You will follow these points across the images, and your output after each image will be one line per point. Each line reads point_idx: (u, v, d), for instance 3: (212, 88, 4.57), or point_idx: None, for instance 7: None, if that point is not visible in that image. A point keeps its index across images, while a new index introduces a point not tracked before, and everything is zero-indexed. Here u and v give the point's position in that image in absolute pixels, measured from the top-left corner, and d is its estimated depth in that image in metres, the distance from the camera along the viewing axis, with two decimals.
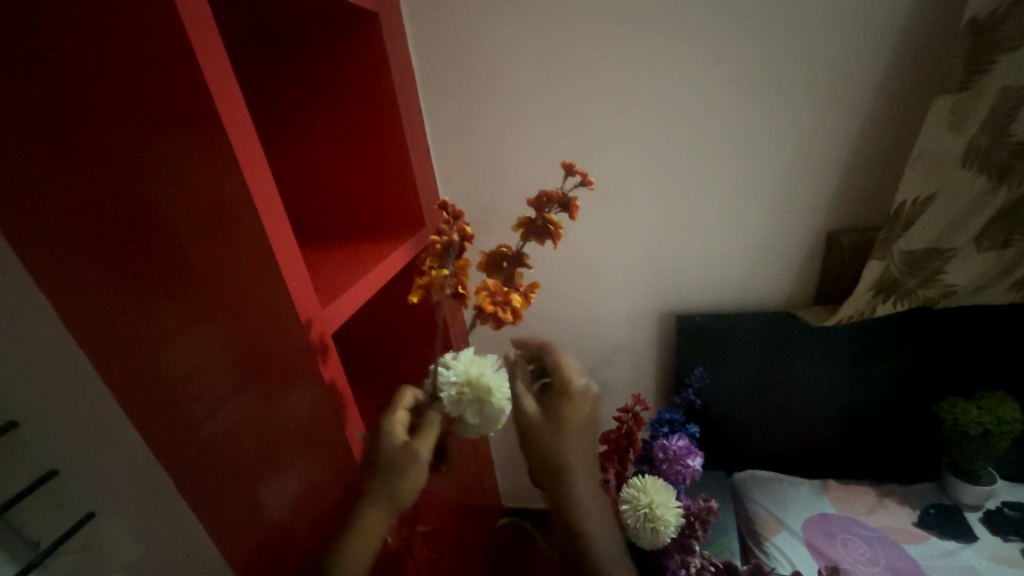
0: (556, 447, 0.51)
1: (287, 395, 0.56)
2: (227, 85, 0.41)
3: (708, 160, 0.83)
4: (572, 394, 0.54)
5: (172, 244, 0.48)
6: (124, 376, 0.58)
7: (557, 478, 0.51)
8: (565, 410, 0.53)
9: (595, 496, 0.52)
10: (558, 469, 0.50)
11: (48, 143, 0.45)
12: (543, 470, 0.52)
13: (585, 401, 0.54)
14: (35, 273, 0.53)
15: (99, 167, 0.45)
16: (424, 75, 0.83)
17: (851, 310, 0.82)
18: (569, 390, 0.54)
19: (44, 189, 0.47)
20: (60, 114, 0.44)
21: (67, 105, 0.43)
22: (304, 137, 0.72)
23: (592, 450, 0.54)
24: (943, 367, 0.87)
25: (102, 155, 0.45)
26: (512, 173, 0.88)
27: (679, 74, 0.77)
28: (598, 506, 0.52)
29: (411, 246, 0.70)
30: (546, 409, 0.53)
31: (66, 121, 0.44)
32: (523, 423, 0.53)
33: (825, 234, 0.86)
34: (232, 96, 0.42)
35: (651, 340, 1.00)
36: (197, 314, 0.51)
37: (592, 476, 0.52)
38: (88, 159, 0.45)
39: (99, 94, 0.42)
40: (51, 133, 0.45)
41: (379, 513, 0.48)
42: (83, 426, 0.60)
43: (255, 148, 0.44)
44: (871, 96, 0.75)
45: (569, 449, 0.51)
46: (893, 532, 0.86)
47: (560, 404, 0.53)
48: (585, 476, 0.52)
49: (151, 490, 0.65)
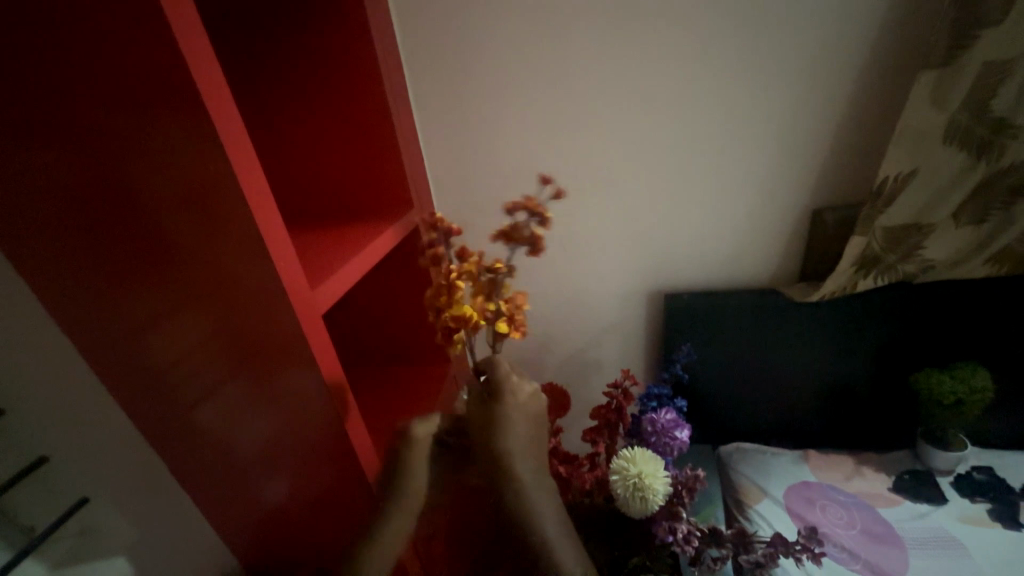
0: (492, 433, 0.55)
1: (279, 380, 0.56)
2: (206, 58, 0.40)
3: (697, 139, 0.82)
4: (508, 386, 0.57)
5: (157, 227, 0.47)
6: (112, 364, 0.57)
7: (496, 464, 0.54)
8: (503, 401, 0.56)
9: (536, 479, 0.54)
10: (496, 453, 0.54)
11: (18, 122, 0.43)
12: (484, 457, 0.55)
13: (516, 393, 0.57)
14: (11, 256, 0.51)
15: (73, 146, 0.44)
16: (409, 51, 0.81)
17: (833, 285, 0.84)
18: (504, 383, 0.57)
19: (15, 170, 0.46)
20: (26, 89, 0.42)
21: (34, 79, 0.41)
22: (287, 115, 0.70)
23: (534, 437, 0.57)
24: (921, 340, 0.90)
25: (75, 133, 0.43)
26: (500, 152, 0.87)
27: (669, 49, 0.76)
28: (543, 490, 0.54)
29: (399, 227, 0.70)
30: (486, 400, 0.56)
31: (33, 96, 0.42)
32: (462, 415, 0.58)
33: (810, 211, 0.87)
34: (211, 70, 0.40)
35: (641, 319, 1.02)
36: (184, 298, 0.51)
37: (532, 459, 0.55)
38: (61, 137, 0.43)
39: (68, 69, 0.40)
40: (20, 111, 0.43)
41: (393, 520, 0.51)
42: (70, 414, 0.59)
43: (237, 125, 0.43)
44: (858, 71, 0.75)
45: (506, 433, 0.55)
46: (870, 498, 0.91)
47: (496, 396, 0.56)
48: (527, 460, 0.55)
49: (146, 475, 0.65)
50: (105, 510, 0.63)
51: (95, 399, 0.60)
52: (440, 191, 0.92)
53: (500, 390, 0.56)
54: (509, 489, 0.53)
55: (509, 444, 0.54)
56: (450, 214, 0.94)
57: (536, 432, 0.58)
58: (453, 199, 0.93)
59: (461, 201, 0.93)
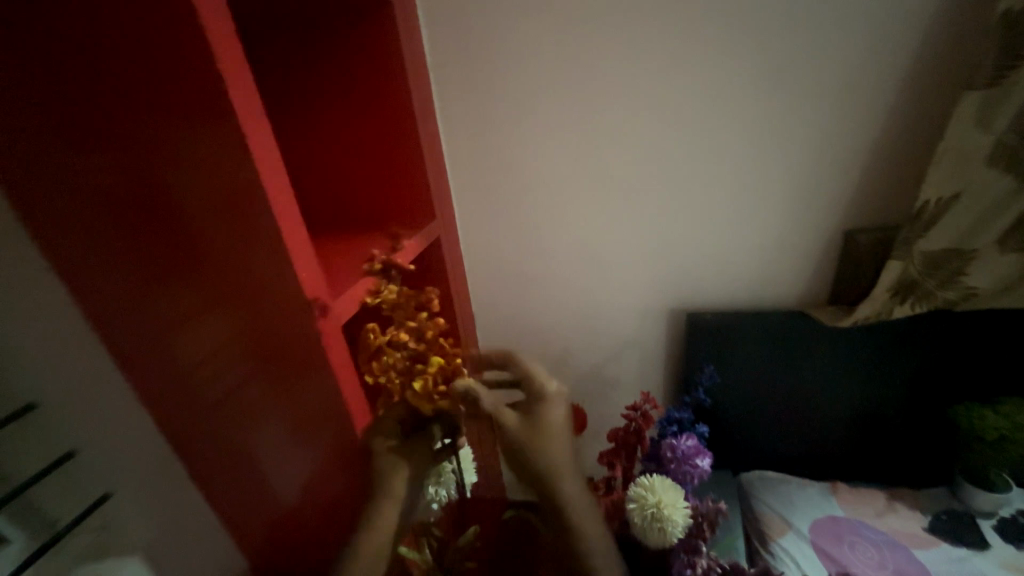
0: (542, 446, 0.55)
1: (297, 386, 0.56)
2: (242, 74, 0.41)
3: (726, 157, 0.81)
4: (549, 399, 0.59)
5: (186, 232, 0.48)
6: (136, 363, 0.59)
7: (544, 477, 0.54)
8: (548, 413, 0.57)
9: (584, 494, 0.55)
10: (549, 463, 0.54)
11: (66, 129, 0.45)
12: (534, 468, 0.54)
13: (556, 402, 0.59)
14: (50, 258, 0.53)
15: (113, 153, 0.45)
16: (435, 64, 0.82)
17: (868, 310, 0.80)
18: (545, 394, 0.59)
19: (58, 174, 0.48)
20: (72, 98, 0.43)
21: (79, 88, 0.43)
22: (317, 126, 0.71)
23: (575, 451, 0.58)
24: (961, 370, 0.85)
25: (115, 141, 0.45)
26: (521, 166, 0.87)
27: (697, 66, 0.76)
28: (586, 501, 0.55)
29: (420, 238, 0.71)
30: (526, 415, 0.57)
31: (78, 104, 0.44)
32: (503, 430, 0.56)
33: (843, 231, 0.84)
34: (246, 87, 0.41)
35: (661, 336, 0.99)
36: (207, 302, 0.52)
37: (575, 473, 0.55)
38: (101, 144, 0.45)
39: (110, 80, 0.42)
40: (65, 119, 0.45)
41: (387, 514, 0.54)
42: (99, 412, 0.60)
43: (267, 138, 0.44)
44: (894, 91, 0.73)
45: (546, 451, 0.55)
46: (903, 537, 0.85)
47: (538, 408, 0.58)
48: (572, 474, 0.55)
49: (161, 476, 0.66)
50: (126, 510, 0.63)
51: (119, 396, 0.61)
52: (461, 201, 0.92)
53: (545, 402, 0.58)
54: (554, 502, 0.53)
55: (556, 454, 0.54)
56: (471, 224, 0.94)
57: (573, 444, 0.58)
58: (475, 211, 0.93)
59: (481, 213, 0.93)
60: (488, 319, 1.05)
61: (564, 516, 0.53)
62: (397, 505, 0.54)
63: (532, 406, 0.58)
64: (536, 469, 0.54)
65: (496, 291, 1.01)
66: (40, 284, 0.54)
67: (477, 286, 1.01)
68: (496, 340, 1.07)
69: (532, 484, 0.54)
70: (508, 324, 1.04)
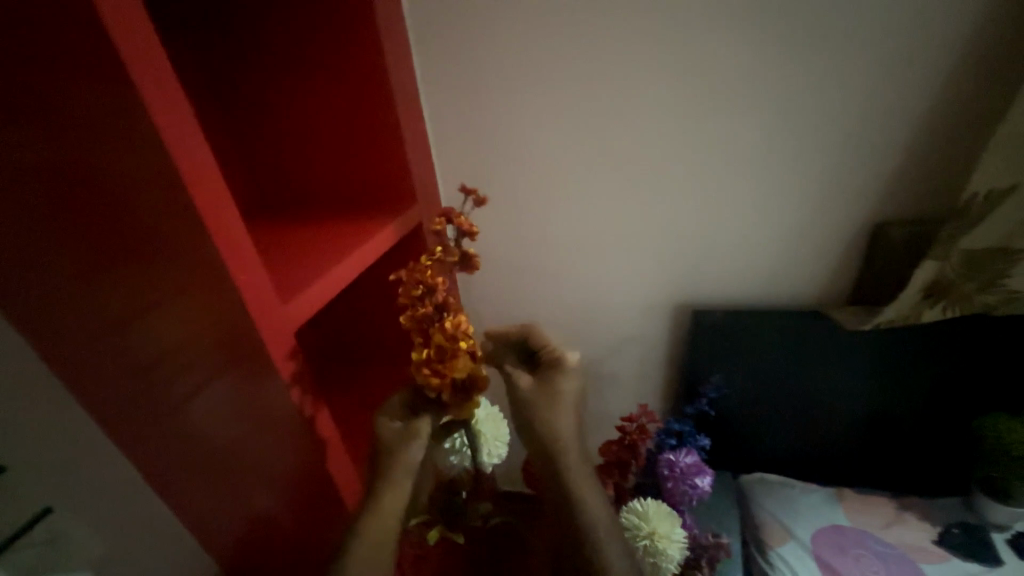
0: (550, 413, 0.51)
1: (260, 392, 0.52)
2: (150, 54, 0.35)
3: (749, 138, 0.71)
4: (566, 365, 0.55)
5: (109, 228, 0.40)
6: (69, 373, 0.51)
7: (551, 454, 0.50)
8: (560, 381, 0.54)
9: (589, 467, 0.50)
10: (556, 424, 0.51)
11: None
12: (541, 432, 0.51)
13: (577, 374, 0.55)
14: None
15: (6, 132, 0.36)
16: (417, 25, 0.71)
17: (892, 313, 0.72)
18: (563, 362, 0.55)
19: None
20: None
21: None
22: (281, 95, 0.62)
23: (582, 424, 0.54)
24: (988, 378, 0.78)
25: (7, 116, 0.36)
26: (514, 144, 0.78)
27: (722, 28, 0.65)
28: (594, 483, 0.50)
29: (396, 226, 0.64)
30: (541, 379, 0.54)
31: None
32: (516, 394, 0.54)
33: (871, 223, 0.75)
34: (159, 72, 0.35)
35: (664, 332, 0.92)
36: (142, 307, 0.45)
37: (585, 451, 0.51)
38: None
39: None
40: None
41: (394, 495, 0.54)
42: (22, 425, 0.52)
43: (191, 132, 0.38)
44: (950, 63, 0.62)
45: (556, 422, 0.51)
46: (912, 550, 0.81)
47: (553, 375, 0.54)
48: (580, 451, 0.51)
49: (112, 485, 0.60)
50: (76, 522, 0.57)
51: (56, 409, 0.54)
52: (448, 181, 0.83)
53: (561, 366, 0.55)
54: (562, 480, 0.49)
55: (565, 427, 0.51)
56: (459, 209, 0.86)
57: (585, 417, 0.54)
58: (464, 195, 0.84)
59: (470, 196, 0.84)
60: (479, 309, 0.98)
61: (572, 498, 0.48)
62: (401, 488, 0.54)
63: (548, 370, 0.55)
64: (540, 440, 0.50)
65: (487, 280, 0.94)
66: None
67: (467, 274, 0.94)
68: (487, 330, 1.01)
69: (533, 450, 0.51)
70: (500, 315, 0.98)
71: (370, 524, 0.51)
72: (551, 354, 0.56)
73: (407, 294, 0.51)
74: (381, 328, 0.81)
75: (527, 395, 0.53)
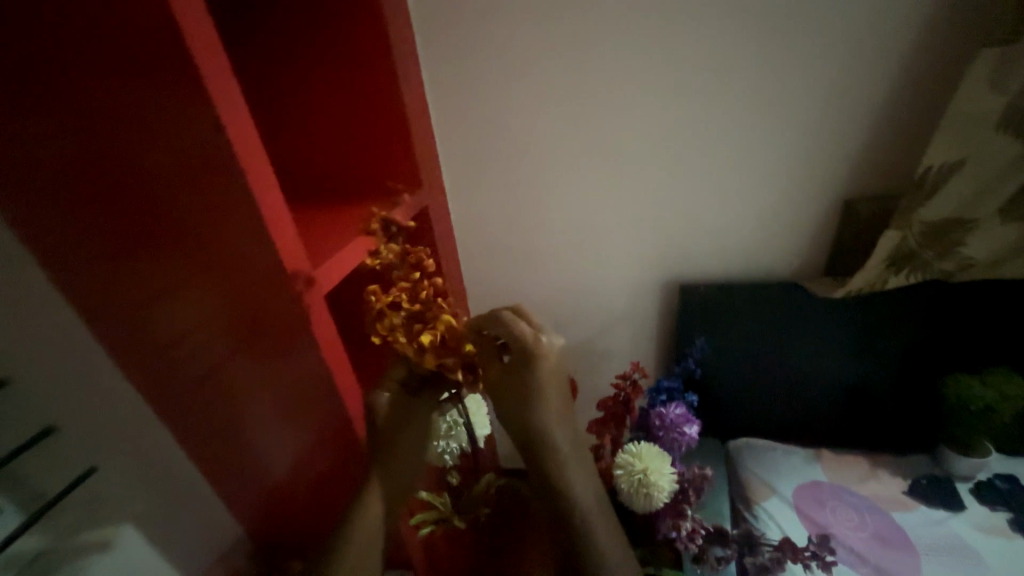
0: (529, 406, 0.56)
1: (284, 358, 0.57)
2: (202, 29, 0.39)
3: (727, 123, 0.77)
4: (537, 356, 0.57)
5: (156, 205, 0.47)
6: (120, 339, 0.59)
7: (536, 438, 0.57)
8: (536, 372, 0.56)
9: (576, 449, 0.58)
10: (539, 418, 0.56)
11: (25, 93, 0.43)
12: (525, 431, 0.57)
13: (549, 358, 0.57)
14: (28, 237, 0.53)
15: (78, 120, 0.44)
16: (420, 19, 0.76)
17: (861, 281, 0.79)
18: (535, 350, 0.57)
19: (21, 142, 0.46)
20: (36, 57, 0.41)
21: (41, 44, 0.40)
22: (294, 85, 0.67)
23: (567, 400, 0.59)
24: (950, 341, 0.85)
25: (82, 108, 0.43)
26: (510, 131, 0.83)
27: (699, 21, 0.71)
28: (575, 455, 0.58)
29: (404, 206, 0.69)
30: (516, 371, 0.57)
31: (40, 61, 0.41)
32: (496, 387, 0.58)
33: (842, 201, 0.81)
34: (209, 45, 0.40)
35: (655, 309, 0.98)
36: (180, 278, 0.52)
37: (568, 427, 0.58)
38: (66, 109, 0.43)
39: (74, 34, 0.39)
40: (28, 82, 0.42)
41: (376, 500, 0.60)
42: (75, 381, 0.59)
43: (249, 129, 0.44)
44: (906, 50, 0.69)
45: (539, 411, 0.57)
46: (884, 501, 0.88)
47: (528, 368, 0.56)
48: (563, 429, 0.58)
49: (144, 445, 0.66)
50: (111, 482, 0.64)
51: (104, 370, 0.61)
52: (449, 169, 0.88)
53: (534, 357, 0.56)
54: (547, 459, 0.57)
55: (547, 413, 0.57)
56: (459, 195, 0.91)
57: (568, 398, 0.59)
58: (464, 181, 0.89)
59: (471, 182, 0.89)
60: (479, 292, 1.03)
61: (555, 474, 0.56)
62: (391, 484, 0.61)
63: (522, 361, 0.57)
64: (525, 427, 0.57)
65: (485, 264, 0.98)
66: (15, 255, 0.53)
67: (467, 258, 0.98)
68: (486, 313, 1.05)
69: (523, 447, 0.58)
70: (499, 298, 1.03)
71: (359, 524, 0.58)
72: (524, 342, 0.57)
73: (398, 287, 0.56)
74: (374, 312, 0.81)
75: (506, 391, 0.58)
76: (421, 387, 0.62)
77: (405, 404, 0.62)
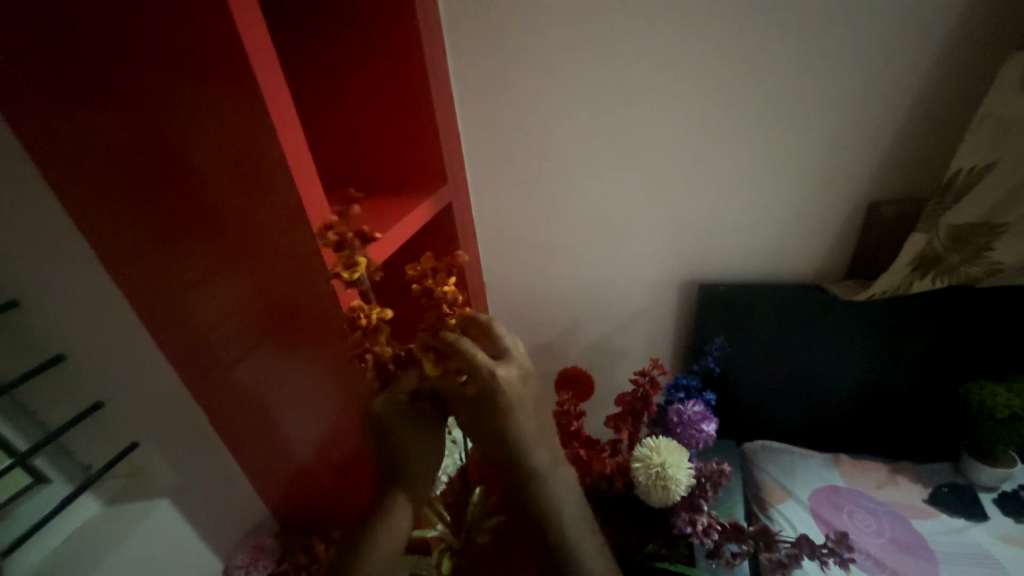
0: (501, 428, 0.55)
1: (312, 346, 0.59)
2: (255, 28, 0.41)
3: (751, 124, 0.77)
4: (497, 385, 0.54)
5: (203, 197, 0.50)
6: (164, 323, 0.63)
7: (513, 461, 0.56)
8: (503, 397, 0.54)
9: (553, 469, 0.57)
10: (513, 447, 0.55)
11: (92, 93, 0.47)
12: (500, 456, 0.56)
13: (510, 383, 0.55)
14: (87, 225, 0.57)
15: (138, 119, 0.47)
16: (450, 21, 0.78)
17: (885, 285, 0.78)
18: (494, 378, 0.54)
19: (87, 138, 0.50)
20: (103, 58, 0.44)
21: (110, 48, 0.44)
22: (328, 84, 0.69)
23: (542, 420, 0.58)
24: (976, 347, 0.84)
25: (143, 107, 0.46)
26: (534, 129, 0.84)
27: (726, 21, 0.71)
28: (557, 475, 0.57)
29: (432, 201, 0.70)
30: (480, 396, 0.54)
31: (107, 63, 0.45)
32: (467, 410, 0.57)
33: (867, 203, 0.81)
34: (260, 45, 0.41)
35: (674, 308, 0.99)
36: (221, 266, 0.55)
37: (545, 447, 0.57)
38: (128, 109, 0.47)
39: (140, 37, 0.43)
40: (94, 82, 0.46)
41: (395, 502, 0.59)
42: (122, 362, 0.63)
43: (293, 122, 0.45)
44: (936, 53, 0.68)
45: (516, 432, 0.55)
46: (903, 507, 0.87)
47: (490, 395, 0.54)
48: (540, 449, 0.57)
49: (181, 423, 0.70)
50: (152, 458, 0.67)
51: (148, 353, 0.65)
52: (475, 166, 0.90)
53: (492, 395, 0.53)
54: (529, 481, 0.56)
55: (522, 434, 0.56)
56: (483, 193, 0.92)
57: (541, 417, 0.58)
58: (487, 178, 0.91)
59: (494, 180, 0.91)
60: (499, 288, 1.04)
61: (537, 496, 0.56)
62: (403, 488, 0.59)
63: (484, 390, 0.54)
64: (501, 448, 0.56)
65: (505, 261, 1.00)
66: (76, 244, 0.57)
67: (488, 254, 1.00)
68: (506, 309, 1.07)
69: (502, 469, 0.57)
70: (518, 295, 1.04)
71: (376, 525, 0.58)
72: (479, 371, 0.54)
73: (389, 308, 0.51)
74: (392, 307, 0.81)
75: (476, 415, 0.56)
76: (418, 397, 0.61)
77: (404, 415, 0.59)
